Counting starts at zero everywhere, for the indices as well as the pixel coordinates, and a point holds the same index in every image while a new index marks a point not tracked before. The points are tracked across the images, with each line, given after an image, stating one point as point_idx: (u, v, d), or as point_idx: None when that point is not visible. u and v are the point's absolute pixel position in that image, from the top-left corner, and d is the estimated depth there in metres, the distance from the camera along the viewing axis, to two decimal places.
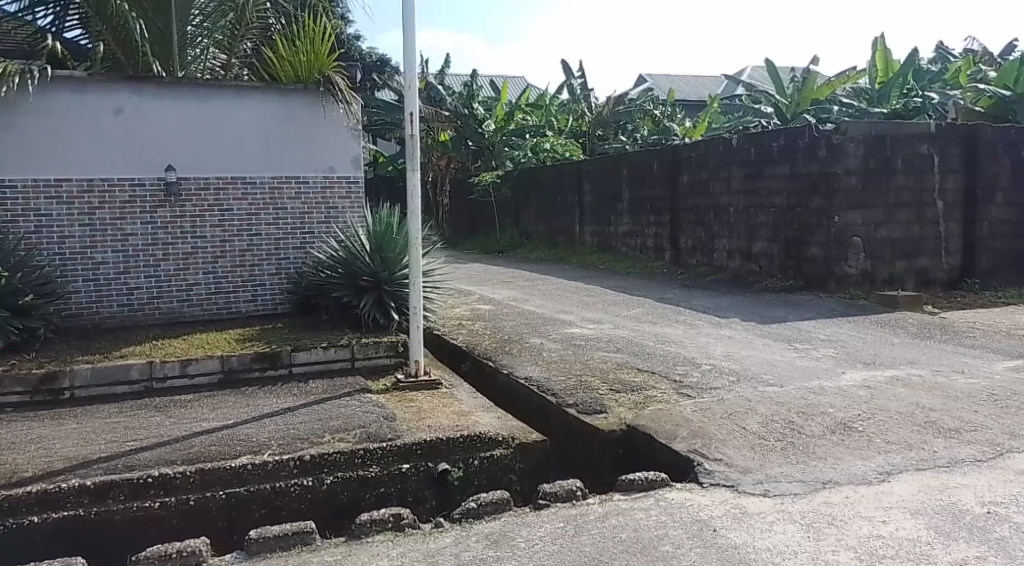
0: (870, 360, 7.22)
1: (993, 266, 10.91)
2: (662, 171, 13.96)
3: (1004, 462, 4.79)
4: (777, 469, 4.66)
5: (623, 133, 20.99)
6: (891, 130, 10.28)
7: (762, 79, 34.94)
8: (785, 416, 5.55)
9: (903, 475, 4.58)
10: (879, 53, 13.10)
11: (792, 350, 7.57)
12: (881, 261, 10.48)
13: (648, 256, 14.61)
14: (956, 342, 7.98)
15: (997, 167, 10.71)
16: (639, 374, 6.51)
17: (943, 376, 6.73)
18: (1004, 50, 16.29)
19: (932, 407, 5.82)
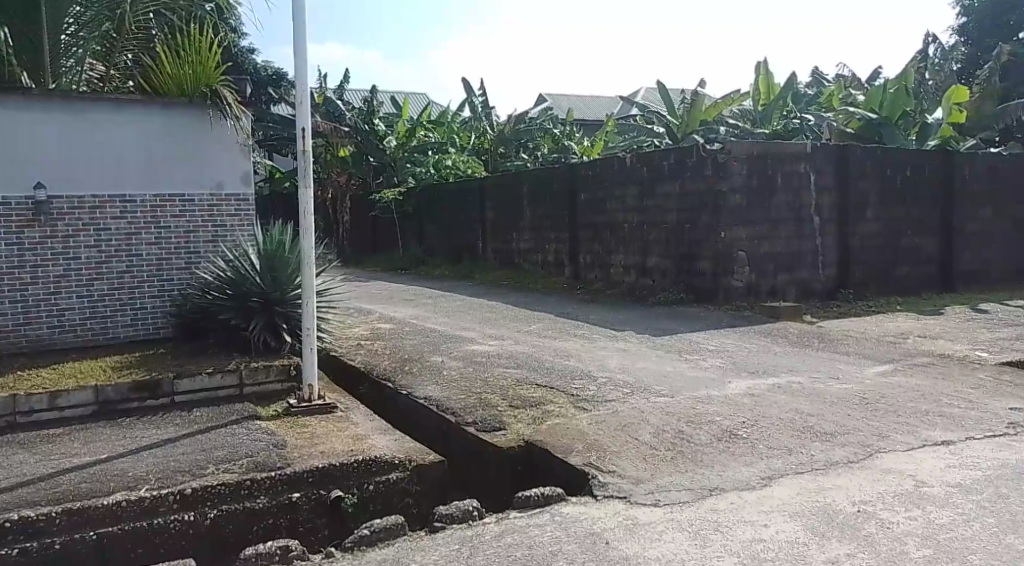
0: (754, 369, 7.52)
1: (865, 277, 11.58)
2: (560, 189, 14.21)
3: (873, 462, 5.08)
4: (668, 478, 4.79)
5: (524, 152, 20.95)
6: (771, 149, 10.81)
7: (656, 101, 36.08)
8: (676, 426, 5.71)
9: (783, 479, 4.79)
10: (761, 76, 13.64)
11: (683, 361, 7.81)
12: (764, 274, 10.96)
13: (549, 271, 14.79)
14: (832, 350, 8.42)
15: (866, 185, 11.44)
16: (538, 390, 6.56)
17: (820, 382, 7.09)
18: (870, 75, 17.33)
19: (810, 412, 6.12)
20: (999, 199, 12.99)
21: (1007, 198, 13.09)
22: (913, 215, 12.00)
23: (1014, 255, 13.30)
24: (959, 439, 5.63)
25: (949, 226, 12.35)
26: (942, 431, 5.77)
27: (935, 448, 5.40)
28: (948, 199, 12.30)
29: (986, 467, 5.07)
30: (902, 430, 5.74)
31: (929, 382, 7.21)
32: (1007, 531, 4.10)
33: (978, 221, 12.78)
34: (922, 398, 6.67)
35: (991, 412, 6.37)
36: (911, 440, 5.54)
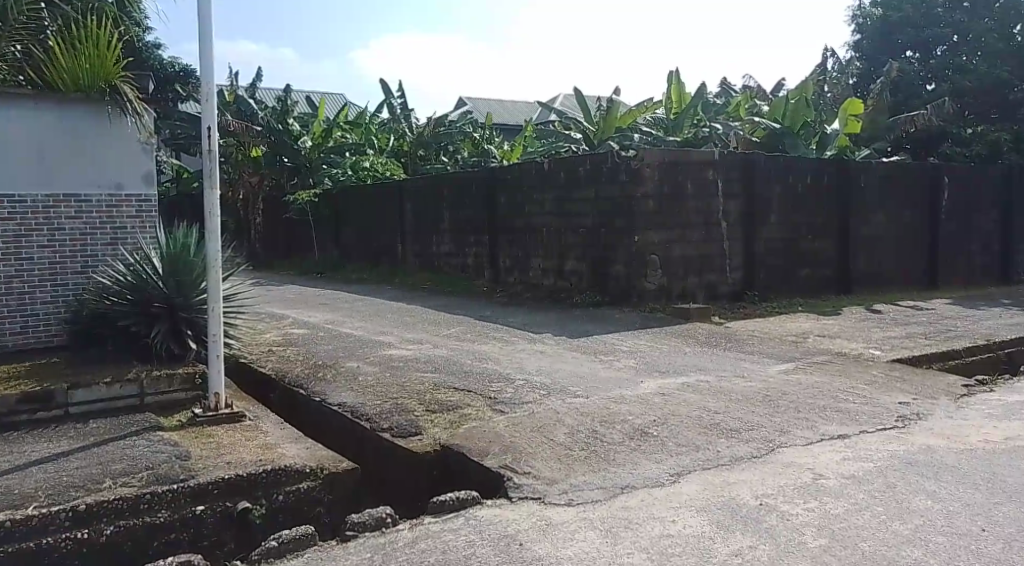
0: (665, 368, 7.71)
1: (769, 280, 12.04)
2: (478, 192, 14.24)
3: (775, 457, 5.31)
4: (581, 477, 4.87)
5: (444, 154, 20.81)
6: (682, 157, 11.11)
7: (574, 107, 36.62)
8: (590, 425, 5.81)
9: (691, 475, 4.94)
10: (673, 85, 13.97)
11: (598, 362, 7.95)
12: (675, 277, 11.24)
13: (469, 275, 14.79)
14: (739, 349, 8.70)
15: (769, 193, 11.93)
16: (455, 394, 6.55)
17: (728, 380, 7.33)
18: (774, 87, 17.95)
19: (717, 410, 6.33)
20: (891, 205, 13.71)
21: (899, 205, 13.83)
22: (813, 221, 12.55)
23: (906, 258, 14.06)
24: (853, 433, 5.99)
25: (847, 230, 12.97)
26: (838, 426, 6.12)
27: (831, 442, 5.73)
28: (846, 206, 12.92)
29: (875, 458, 5.41)
30: (802, 426, 6.04)
31: (827, 379, 7.57)
32: (894, 518, 4.37)
33: (872, 227, 13.46)
34: (821, 395, 7.00)
35: (883, 407, 6.76)
36: (810, 435, 5.84)
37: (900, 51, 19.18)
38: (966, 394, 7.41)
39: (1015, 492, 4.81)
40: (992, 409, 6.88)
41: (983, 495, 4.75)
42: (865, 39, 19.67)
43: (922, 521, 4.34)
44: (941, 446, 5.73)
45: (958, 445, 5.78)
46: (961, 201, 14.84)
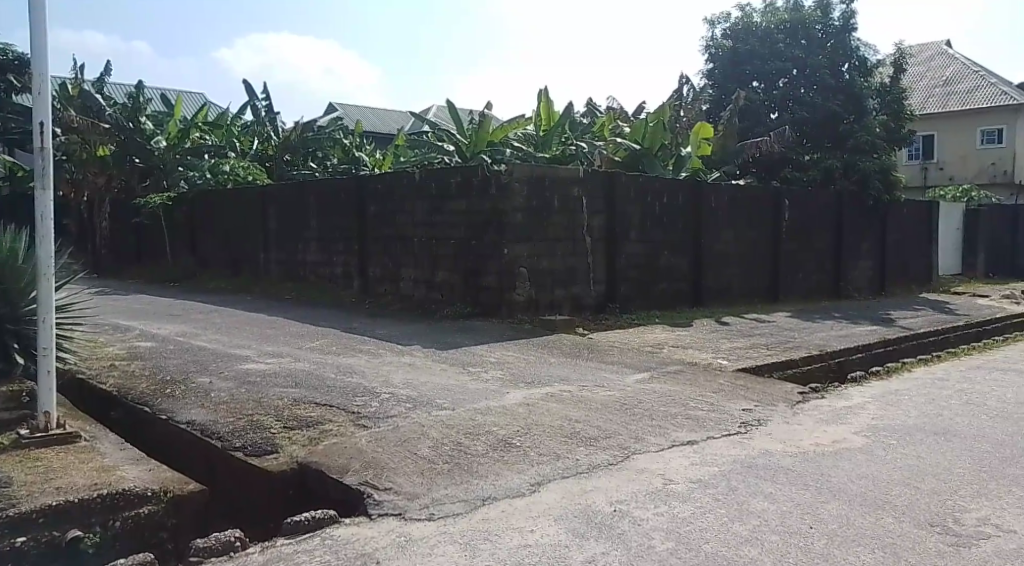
0: (530, 379, 7.80)
1: (629, 293, 12.53)
2: (346, 201, 13.92)
3: (629, 464, 5.57)
4: (443, 491, 4.84)
5: (312, 160, 20.40)
6: (549, 173, 11.34)
7: (445, 118, 36.68)
8: (454, 438, 5.77)
9: (550, 485, 5.05)
10: (542, 104, 14.19)
11: (464, 373, 7.94)
12: (543, 290, 11.43)
13: (336, 285, 14.33)
14: (600, 360, 8.94)
15: (630, 211, 12.41)
16: (315, 409, 6.36)
17: (588, 391, 7.51)
18: (635, 109, 18.57)
19: (578, 419, 6.50)
20: (740, 224, 14.53)
21: (746, 224, 14.67)
22: (669, 237, 13.14)
23: (752, 274, 14.94)
24: (700, 438, 6.34)
25: (700, 246, 13.64)
26: (687, 432, 6.46)
27: (681, 448, 6.04)
28: (699, 223, 13.59)
29: (720, 463, 5.74)
30: (655, 432, 6.36)
31: (679, 388, 7.90)
32: (734, 519, 4.63)
33: (723, 244, 14.21)
34: (674, 403, 7.31)
35: (728, 413, 7.15)
36: (662, 441, 6.14)
37: (747, 82, 20.10)
38: (801, 400, 7.93)
39: (841, 490, 5.19)
40: (824, 414, 7.39)
41: (812, 494, 5.10)
42: (717, 68, 20.46)
43: (759, 521, 4.61)
44: (779, 450, 6.11)
45: (793, 448, 6.18)
46: (800, 221, 15.92)
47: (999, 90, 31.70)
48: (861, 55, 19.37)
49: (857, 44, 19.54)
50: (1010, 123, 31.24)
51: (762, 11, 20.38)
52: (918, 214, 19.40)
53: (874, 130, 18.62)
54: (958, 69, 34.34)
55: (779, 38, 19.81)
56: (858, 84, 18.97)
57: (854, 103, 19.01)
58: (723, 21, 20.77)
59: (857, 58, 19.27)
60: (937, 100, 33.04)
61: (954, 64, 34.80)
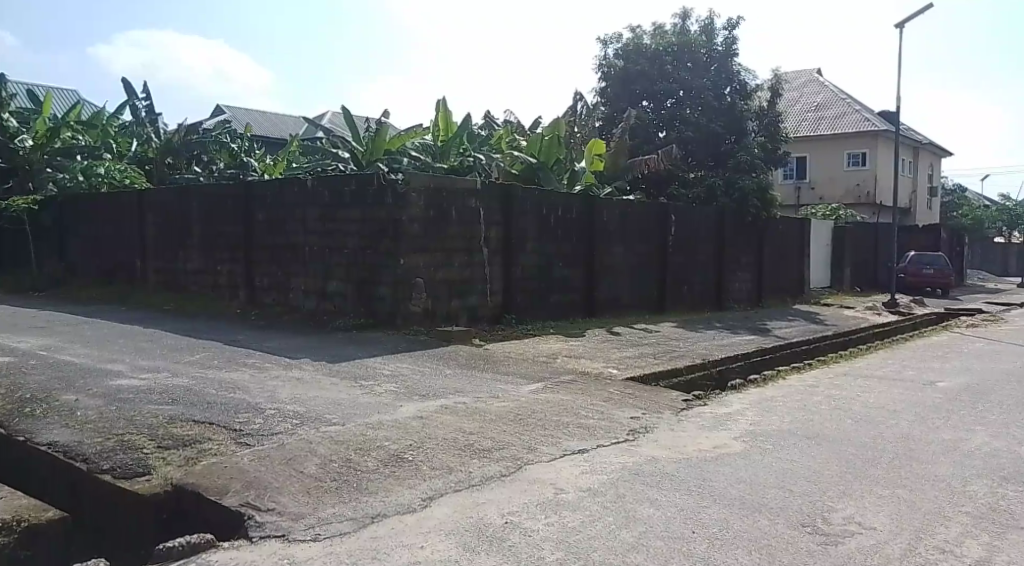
0: (424, 392, 7.70)
1: (525, 303, 12.64)
2: (232, 207, 13.43)
3: (522, 474, 5.62)
4: (330, 510, 4.70)
5: (197, 164, 19.57)
6: (445, 183, 11.29)
7: (339, 125, 36.08)
8: (343, 454, 5.60)
9: (441, 499, 5.02)
10: (440, 113, 14.11)
11: (355, 386, 7.77)
12: (439, 300, 11.35)
13: (221, 295, 13.78)
14: (495, 371, 8.94)
15: (526, 221, 12.53)
16: (194, 427, 6.07)
17: (481, 402, 7.48)
18: (532, 124, 18.70)
19: (471, 431, 6.49)
20: (630, 237, 14.87)
21: (635, 237, 15.03)
22: (563, 249, 13.31)
23: (642, 286, 15.32)
24: (591, 446, 6.44)
25: (593, 258, 13.90)
26: (578, 441, 6.55)
27: (571, 457, 6.12)
28: (592, 236, 13.83)
29: (609, 470, 5.83)
30: (546, 442, 6.42)
31: (571, 397, 8.00)
32: (621, 527, 4.69)
33: (613, 257, 14.49)
34: (565, 412, 7.39)
35: (617, 421, 7.28)
36: (554, 451, 6.21)
37: (637, 101, 20.59)
38: (685, 407, 8.16)
39: (721, 495, 5.34)
40: (706, 421, 7.62)
41: (695, 499, 5.23)
42: (609, 87, 20.84)
43: (645, 527, 4.69)
44: (665, 456, 6.27)
45: (678, 455, 6.34)
46: (686, 235, 16.44)
47: (864, 116, 33.82)
48: (741, 79, 20.60)
49: (738, 69, 20.65)
50: (872, 148, 33.38)
51: (651, 33, 20.95)
52: (793, 231, 20.39)
53: (752, 149, 19.85)
54: (827, 96, 36.40)
55: (667, 60, 20.42)
56: (738, 108, 20.23)
57: (735, 125, 20.16)
58: (615, 41, 21.25)
59: (737, 82, 20.54)
60: (810, 124, 34.88)
61: (824, 91, 36.86)
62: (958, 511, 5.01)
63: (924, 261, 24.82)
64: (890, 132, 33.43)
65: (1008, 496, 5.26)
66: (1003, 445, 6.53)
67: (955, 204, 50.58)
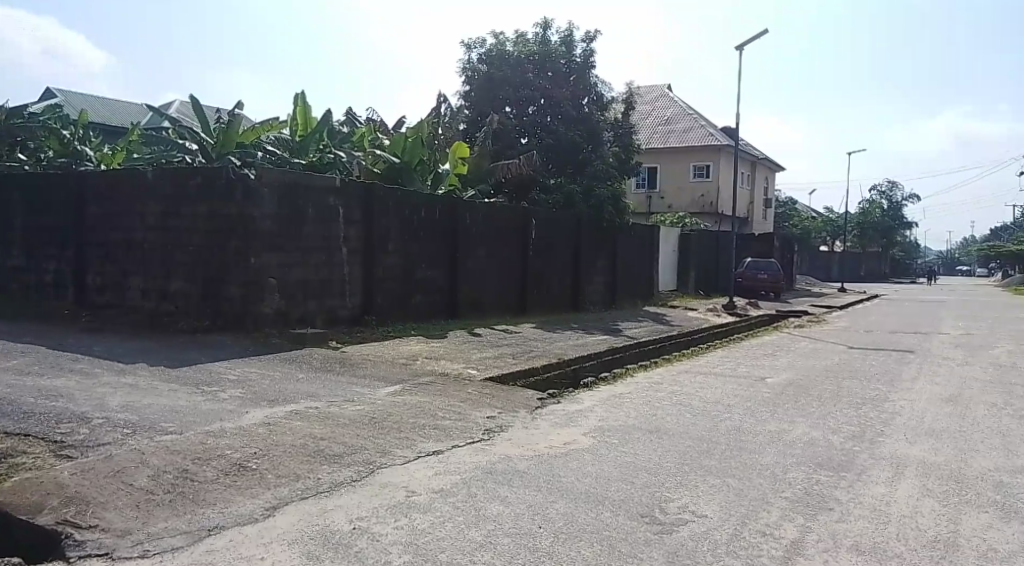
0: (272, 397, 7.47)
1: (385, 305, 12.50)
2: (63, 199, 12.47)
3: (374, 479, 5.57)
4: (162, 524, 4.48)
5: (21, 150, 18.01)
6: (300, 179, 10.98)
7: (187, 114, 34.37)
8: (179, 464, 5.33)
9: (286, 508, 4.89)
10: (299, 107, 13.66)
11: (197, 392, 7.43)
12: (293, 302, 11.03)
13: (47, 294, 12.76)
14: (349, 374, 8.80)
15: (387, 221, 12.41)
16: (7, 440, 5.61)
17: (334, 406, 7.35)
18: (395, 123, 18.53)
19: (322, 436, 6.37)
20: (491, 240, 15.00)
21: (497, 240, 15.17)
22: (425, 251, 13.28)
23: (503, 289, 15.51)
24: (445, 448, 6.48)
25: (456, 261, 13.97)
26: (433, 443, 6.57)
27: (425, 460, 6.13)
28: (454, 237, 13.89)
29: (461, 471, 5.86)
30: (400, 445, 6.41)
31: (428, 398, 7.99)
32: (471, 526, 4.73)
33: (475, 259, 14.57)
34: (421, 414, 7.38)
35: (473, 422, 7.34)
36: (408, 454, 6.20)
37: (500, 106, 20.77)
38: (539, 406, 8.35)
39: (569, 490, 5.49)
40: (558, 418, 7.82)
41: (543, 495, 5.34)
42: (473, 91, 20.90)
43: (494, 525, 4.75)
44: (516, 454, 6.39)
45: (529, 452, 6.48)
46: (545, 238, 16.77)
47: (709, 131, 35.67)
48: (598, 91, 21.39)
49: (596, 81, 21.38)
50: (715, 160, 35.26)
51: (514, 41, 21.23)
52: (644, 236, 21.22)
53: (608, 159, 20.59)
54: (676, 110, 38.17)
55: (528, 67, 20.75)
56: (596, 118, 20.98)
57: (591, 134, 20.81)
58: (478, 46, 21.39)
59: (594, 94, 21.31)
60: (661, 136, 36.45)
61: (673, 106, 38.64)
62: (779, 496, 5.37)
63: (759, 267, 26.52)
64: (732, 146, 35.47)
65: (822, 480, 5.70)
66: (820, 434, 7.07)
67: (786, 215, 54.38)
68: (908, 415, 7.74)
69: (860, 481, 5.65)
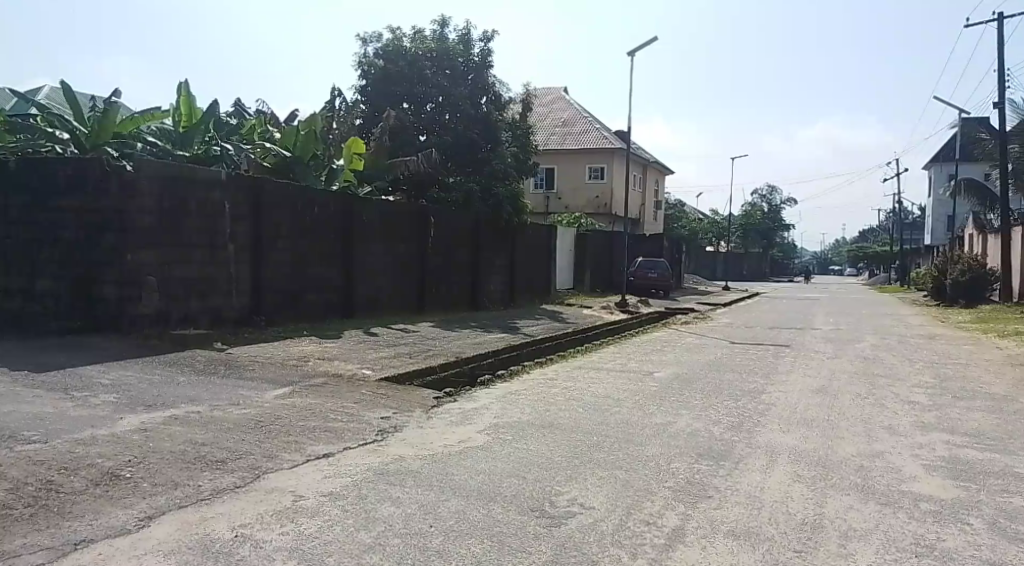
0: (150, 402, 7.15)
1: (274, 305, 12.17)
2: None
3: (258, 484, 5.41)
4: (22, 541, 4.21)
5: None
6: (182, 173, 10.56)
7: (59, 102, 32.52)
8: (42, 475, 5.04)
9: (163, 517, 4.69)
10: (182, 96, 13.08)
11: (66, 399, 7.02)
12: (174, 301, 10.58)
13: None
14: (235, 376, 8.51)
15: (277, 218, 12.09)
16: None
17: (219, 410, 7.10)
18: (287, 116, 18.05)
19: (204, 442, 6.14)
20: (389, 239, 14.83)
21: (394, 238, 15.01)
22: (318, 249, 12.99)
23: (400, 287, 15.34)
24: (336, 450, 6.37)
25: (350, 259, 13.74)
26: (323, 445, 6.44)
27: (314, 462, 6.01)
28: (347, 235, 13.65)
29: (352, 473, 5.76)
30: (289, 448, 6.25)
31: (319, 400, 7.81)
32: (359, 528, 4.66)
33: (371, 258, 14.38)
34: (311, 417, 7.22)
35: (365, 423, 7.24)
36: (296, 457, 6.06)
37: (397, 102, 20.55)
38: (434, 405, 8.30)
39: (460, 488, 5.48)
40: (453, 417, 7.79)
41: (435, 494, 5.31)
42: (368, 86, 20.62)
43: (384, 526, 4.70)
44: (409, 454, 6.34)
45: (422, 451, 6.44)
46: (443, 237, 16.70)
47: (604, 135, 36.43)
48: (496, 91, 21.36)
49: (494, 80, 21.40)
50: (609, 163, 36.00)
51: (411, 37, 21.02)
52: (541, 235, 21.42)
53: (506, 158, 20.70)
54: (572, 113, 38.74)
55: (426, 65, 20.58)
56: (494, 118, 21.00)
57: (489, 134, 20.85)
58: (374, 40, 21.10)
59: (492, 93, 21.27)
60: (557, 138, 36.92)
61: (569, 109, 39.20)
62: (662, 486, 5.52)
63: (649, 266, 27.23)
64: (625, 150, 36.31)
65: (703, 469, 5.90)
66: (702, 425, 7.31)
67: (674, 218, 56.24)
68: (781, 406, 8.12)
69: (737, 469, 5.87)
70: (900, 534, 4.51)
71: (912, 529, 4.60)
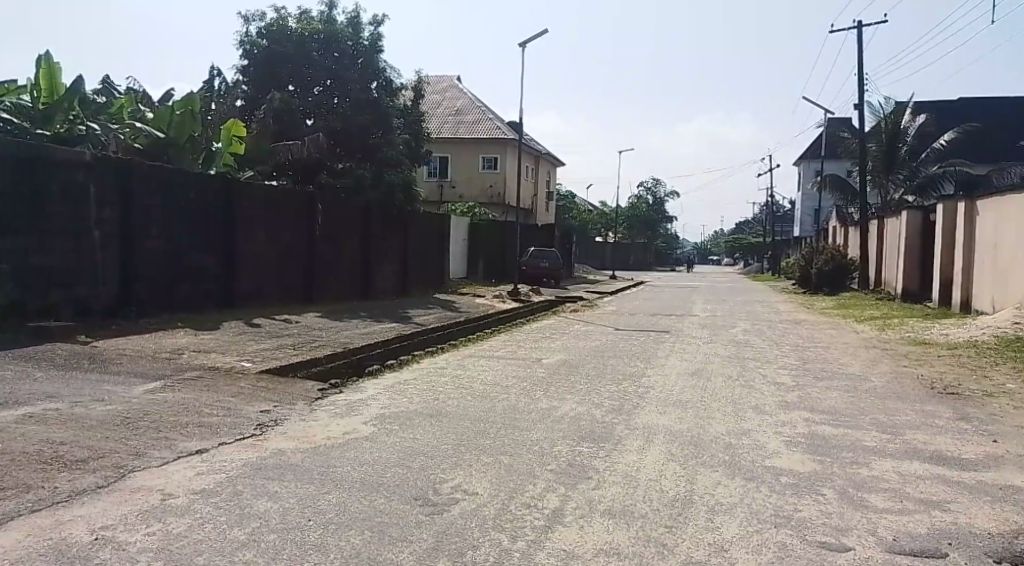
0: (3, 400, 6.65)
1: (146, 294, 11.58)
2: None
3: (123, 484, 5.11)
4: None
5: None
6: (42, 154, 9.83)
7: None
8: None
9: (12, 523, 4.37)
10: (44, 69, 12.23)
11: None
12: (33, 292, 9.86)
13: None
14: (101, 371, 8.05)
15: (148, 203, 11.49)
16: None
17: (82, 407, 6.69)
18: (161, 96, 17.28)
19: (63, 441, 5.76)
20: (273, 225, 14.39)
21: (279, 224, 14.56)
22: (194, 237, 12.46)
23: (286, 276, 14.91)
24: (211, 445, 6.10)
25: (230, 246, 13.25)
26: (197, 441, 6.16)
27: (186, 459, 5.73)
28: (228, 223, 13.16)
29: (227, 469, 5.52)
30: (158, 445, 5.94)
31: (193, 395, 7.47)
32: (232, 526, 4.46)
33: (253, 245, 13.91)
34: (185, 412, 6.89)
35: (243, 417, 6.98)
36: (166, 454, 5.76)
37: (282, 84, 19.94)
38: (319, 397, 8.09)
39: (340, 480, 5.33)
40: (338, 408, 7.61)
41: (314, 488, 5.15)
42: (251, 66, 19.94)
43: (259, 522, 4.52)
44: (289, 447, 6.14)
45: (304, 444, 6.25)
46: (332, 224, 16.33)
47: (496, 125, 36.50)
48: (387, 76, 20.98)
49: (384, 65, 21.02)
50: (502, 153, 36.16)
51: (296, 17, 20.40)
52: (434, 224, 21.26)
53: (396, 145, 20.40)
54: (465, 102, 38.64)
55: (313, 47, 20.01)
56: (384, 103, 20.60)
57: (380, 119, 20.47)
58: (257, 20, 20.40)
59: (383, 78, 20.82)
60: (450, 126, 36.77)
61: (462, 98, 39.10)
62: (544, 469, 5.55)
63: (541, 256, 27.56)
64: (517, 140, 36.53)
65: (584, 452, 5.96)
66: (585, 409, 7.40)
67: (565, 209, 57.18)
68: (661, 389, 8.32)
69: (616, 451, 5.97)
70: (762, 507, 4.68)
71: (775, 501, 4.78)
